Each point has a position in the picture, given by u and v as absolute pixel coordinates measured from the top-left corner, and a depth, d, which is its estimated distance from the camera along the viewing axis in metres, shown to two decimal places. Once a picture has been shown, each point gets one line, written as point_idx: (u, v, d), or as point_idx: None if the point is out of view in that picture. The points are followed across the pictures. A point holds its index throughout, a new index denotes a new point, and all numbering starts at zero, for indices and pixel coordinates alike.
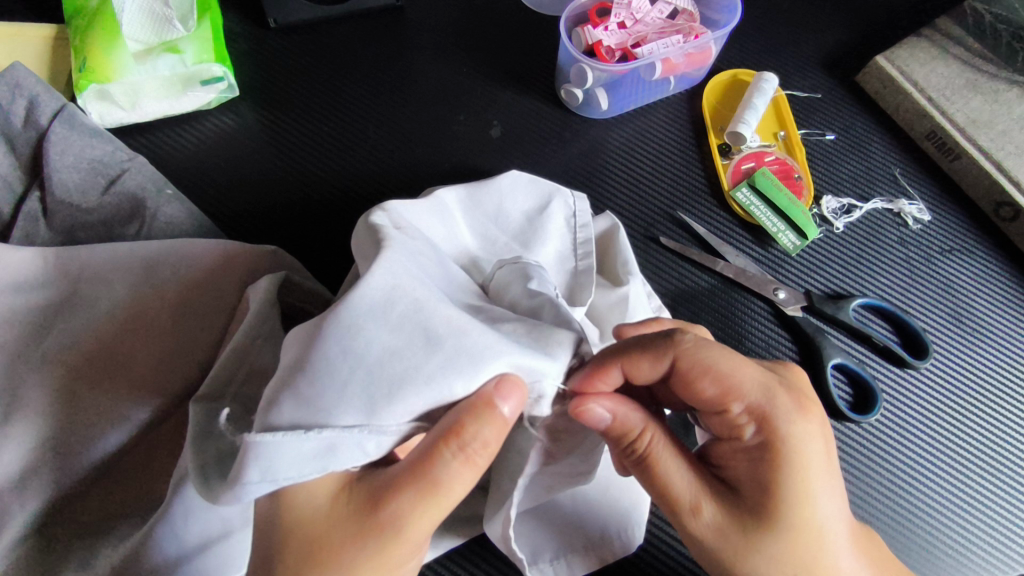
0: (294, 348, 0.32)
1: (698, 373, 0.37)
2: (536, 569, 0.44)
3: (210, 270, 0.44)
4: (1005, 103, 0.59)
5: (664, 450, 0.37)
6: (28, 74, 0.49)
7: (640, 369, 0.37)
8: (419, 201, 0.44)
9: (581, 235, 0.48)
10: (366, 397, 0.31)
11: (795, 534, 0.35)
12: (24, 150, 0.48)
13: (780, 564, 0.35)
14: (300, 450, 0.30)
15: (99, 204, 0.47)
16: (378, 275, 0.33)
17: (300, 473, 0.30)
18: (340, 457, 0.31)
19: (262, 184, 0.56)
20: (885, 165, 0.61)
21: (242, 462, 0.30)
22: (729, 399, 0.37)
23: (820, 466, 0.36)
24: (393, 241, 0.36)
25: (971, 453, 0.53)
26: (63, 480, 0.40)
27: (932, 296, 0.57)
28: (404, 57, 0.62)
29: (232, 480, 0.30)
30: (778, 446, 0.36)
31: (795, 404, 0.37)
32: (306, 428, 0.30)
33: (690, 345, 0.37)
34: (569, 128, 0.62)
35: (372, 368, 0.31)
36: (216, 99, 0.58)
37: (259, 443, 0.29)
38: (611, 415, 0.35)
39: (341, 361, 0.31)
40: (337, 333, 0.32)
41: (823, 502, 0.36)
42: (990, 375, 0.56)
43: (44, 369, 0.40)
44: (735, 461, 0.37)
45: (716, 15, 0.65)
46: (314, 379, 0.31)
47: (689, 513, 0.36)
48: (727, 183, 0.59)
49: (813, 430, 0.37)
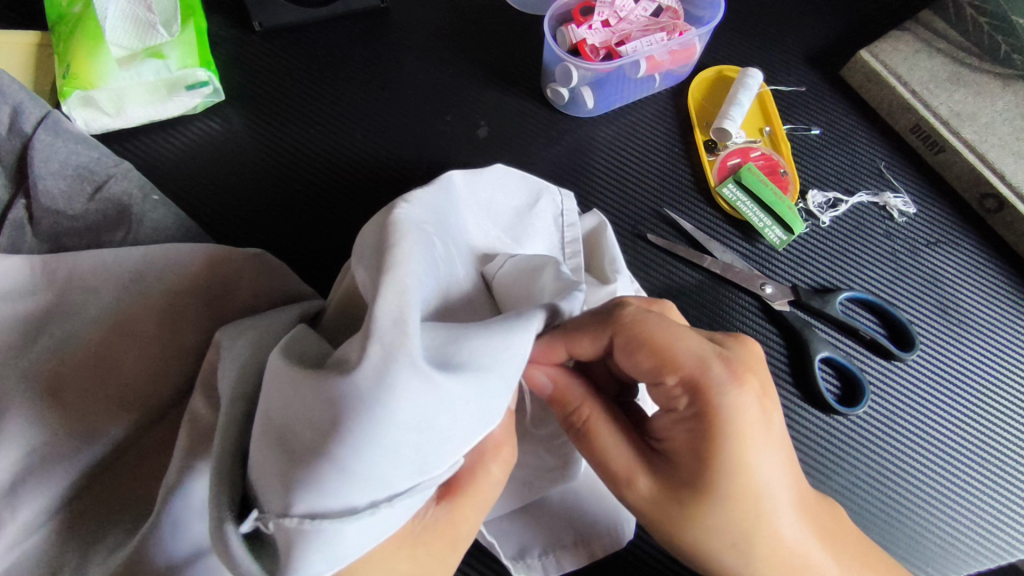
0: (313, 410, 0.28)
1: (636, 346, 0.37)
2: (523, 564, 0.44)
3: (199, 274, 0.44)
4: (987, 96, 0.60)
5: (601, 425, 0.39)
6: (11, 81, 0.48)
7: (583, 347, 0.38)
8: (431, 189, 0.40)
9: (569, 235, 0.49)
10: (419, 456, 0.29)
11: (737, 502, 0.36)
12: (9, 156, 0.48)
13: (724, 531, 0.36)
14: (364, 527, 0.29)
15: (86, 210, 0.47)
16: (389, 315, 0.28)
17: (362, 546, 0.30)
18: (400, 518, 0.31)
19: (251, 187, 0.56)
20: (870, 160, 0.62)
21: (302, 554, 0.28)
22: (665, 370, 0.37)
23: (757, 431, 0.36)
24: (396, 267, 0.30)
25: (936, 432, 0.54)
26: (50, 487, 0.39)
27: (914, 286, 0.58)
28: (390, 58, 0.62)
29: (289, 571, 0.29)
30: (712, 416, 0.35)
31: (731, 373, 0.36)
32: (366, 508, 0.29)
33: (629, 319, 0.37)
34: (556, 126, 0.62)
35: (419, 425, 0.29)
36: (202, 103, 0.58)
37: (320, 533, 0.28)
38: (551, 383, 0.39)
39: (389, 427, 0.28)
40: (376, 394, 0.27)
41: (764, 468, 0.36)
42: (966, 358, 0.56)
43: (31, 378, 0.40)
44: (673, 432, 0.37)
45: (700, 11, 0.65)
46: (362, 453, 0.28)
47: (625, 484, 0.38)
48: (713, 179, 0.60)
49: (747, 400, 0.36)
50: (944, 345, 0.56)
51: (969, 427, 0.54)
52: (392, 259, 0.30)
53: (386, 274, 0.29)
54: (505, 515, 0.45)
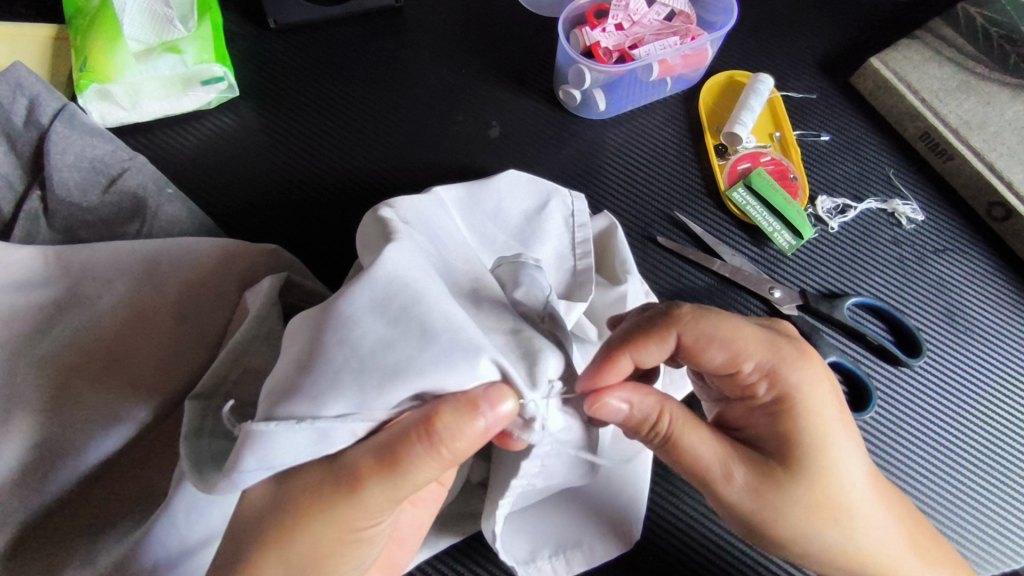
0: (299, 340, 0.33)
1: (705, 341, 0.39)
2: (535, 566, 0.44)
3: (213, 267, 0.44)
4: (997, 105, 0.60)
5: (683, 427, 0.37)
6: (29, 73, 0.49)
7: (648, 353, 0.39)
8: (422, 198, 0.43)
9: (579, 235, 0.48)
10: (359, 386, 0.31)
11: (825, 478, 0.37)
12: (24, 148, 0.48)
13: (813, 510, 0.37)
14: (295, 438, 0.31)
15: (100, 202, 0.48)
16: (369, 272, 0.33)
17: (295, 458, 0.32)
18: (333, 444, 0.32)
19: (264, 183, 0.57)
20: (879, 166, 0.62)
21: (240, 451, 0.31)
22: (740, 359, 0.39)
23: (830, 411, 0.38)
24: (391, 246, 0.35)
25: (952, 434, 0.54)
26: (59, 477, 0.40)
27: (922, 292, 0.58)
28: (403, 57, 0.63)
29: (229, 468, 0.31)
30: (793, 397, 0.38)
31: (798, 351, 0.39)
32: (299, 419, 0.31)
33: (689, 317, 0.39)
34: (568, 127, 0.62)
35: (367, 358, 0.32)
36: (216, 98, 0.58)
37: (257, 433, 0.30)
38: (627, 405, 0.37)
39: (337, 354, 0.32)
40: (336, 323, 0.32)
41: (840, 450, 0.38)
42: (976, 364, 0.56)
43: (44, 367, 0.41)
44: (754, 420, 0.39)
45: (712, 16, 0.65)
46: (311, 370, 0.32)
47: (723, 480, 0.37)
48: (723, 183, 0.60)
49: (819, 377, 0.39)
50: (953, 350, 0.57)
51: (982, 431, 0.55)
52: (389, 243, 0.35)
53: (384, 248, 0.35)
54: (516, 517, 0.44)
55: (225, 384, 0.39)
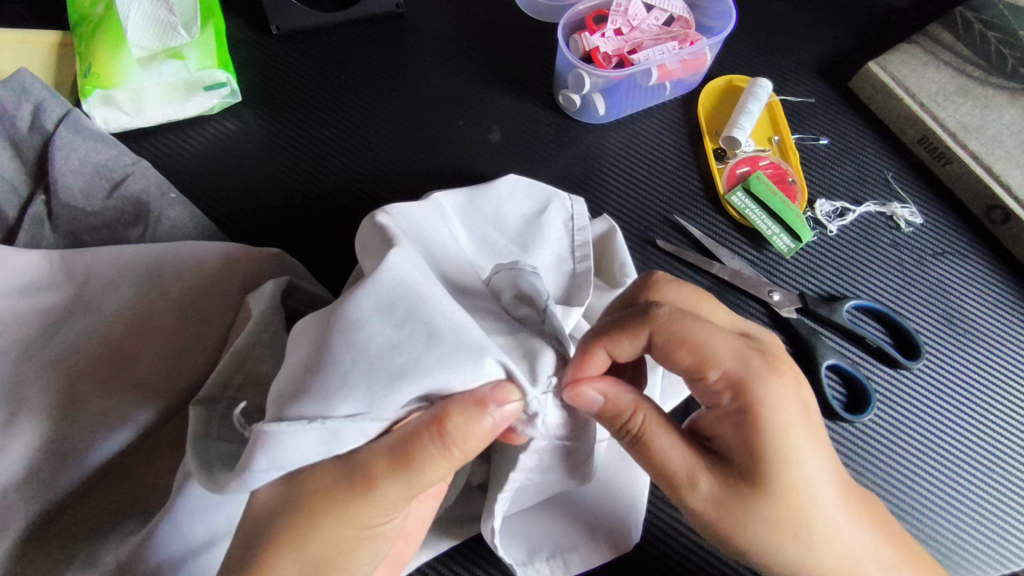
0: (307, 343, 0.34)
1: (675, 344, 0.37)
2: (532, 568, 0.44)
3: (215, 271, 0.45)
4: (995, 108, 0.60)
5: (655, 426, 0.38)
6: (34, 79, 0.50)
7: (621, 349, 0.38)
8: (421, 204, 0.43)
9: (579, 238, 0.48)
10: (366, 387, 0.32)
11: (793, 494, 0.36)
12: (29, 153, 0.49)
13: (777, 524, 0.36)
14: (306, 438, 0.31)
15: (103, 207, 0.48)
16: (376, 275, 0.34)
17: (307, 458, 0.32)
18: (344, 444, 0.32)
19: (267, 186, 0.57)
20: (877, 170, 0.62)
21: (252, 451, 0.31)
22: (707, 366, 0.37)
23: (798, 422, 0.37)
24: (394, 249, 0.35)
25: (950, 437, 0.54)
26: (62, 477, 0.40)
27: (920, 295, 0.58)
28: (404, 62, 0.63)
29: (241, 468, 0.32)
30: (756, 410, 0.36)
31: (770, 365, 0.37)
32: (310, 419, 0.31)
33: (665, 318, 0.37)
34: (568, 132, 0.62)
35: (373, 360, 0.32)
36: (219, 104, 0.58)
37: (269, 433, 0.31)
38: (603, 397, 0.36)
39: (344, 356, 0.32)
40: (343, 325, 0.33)
41: (810, 464, 0.36)
42: (974, 367, 0.56)
43: (49, 370, 0.41)
44: (721, 429, 0.38)
45: (711, 22, 0.66)
46: (319, 372, 0.32)
47: (687, 486, 0.37)
48: (722, 186, 0.60)
49: (788, 390, 0.37)
50: (951, 352, 0.57)
51: (982, 433, 0.55)
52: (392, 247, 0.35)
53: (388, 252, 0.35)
54: (514, 518, 0.45)
55: (227, 388, 0.39)
